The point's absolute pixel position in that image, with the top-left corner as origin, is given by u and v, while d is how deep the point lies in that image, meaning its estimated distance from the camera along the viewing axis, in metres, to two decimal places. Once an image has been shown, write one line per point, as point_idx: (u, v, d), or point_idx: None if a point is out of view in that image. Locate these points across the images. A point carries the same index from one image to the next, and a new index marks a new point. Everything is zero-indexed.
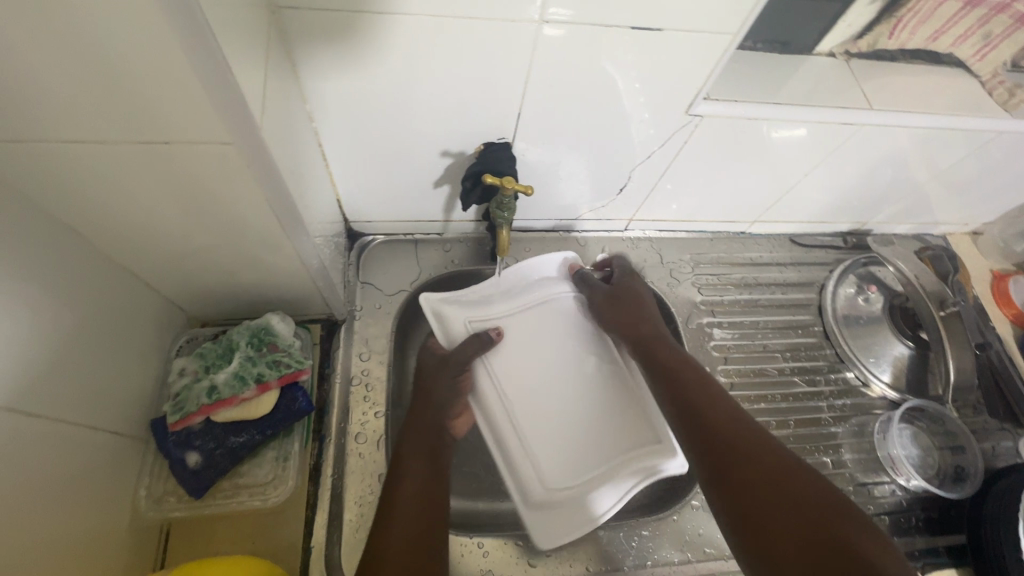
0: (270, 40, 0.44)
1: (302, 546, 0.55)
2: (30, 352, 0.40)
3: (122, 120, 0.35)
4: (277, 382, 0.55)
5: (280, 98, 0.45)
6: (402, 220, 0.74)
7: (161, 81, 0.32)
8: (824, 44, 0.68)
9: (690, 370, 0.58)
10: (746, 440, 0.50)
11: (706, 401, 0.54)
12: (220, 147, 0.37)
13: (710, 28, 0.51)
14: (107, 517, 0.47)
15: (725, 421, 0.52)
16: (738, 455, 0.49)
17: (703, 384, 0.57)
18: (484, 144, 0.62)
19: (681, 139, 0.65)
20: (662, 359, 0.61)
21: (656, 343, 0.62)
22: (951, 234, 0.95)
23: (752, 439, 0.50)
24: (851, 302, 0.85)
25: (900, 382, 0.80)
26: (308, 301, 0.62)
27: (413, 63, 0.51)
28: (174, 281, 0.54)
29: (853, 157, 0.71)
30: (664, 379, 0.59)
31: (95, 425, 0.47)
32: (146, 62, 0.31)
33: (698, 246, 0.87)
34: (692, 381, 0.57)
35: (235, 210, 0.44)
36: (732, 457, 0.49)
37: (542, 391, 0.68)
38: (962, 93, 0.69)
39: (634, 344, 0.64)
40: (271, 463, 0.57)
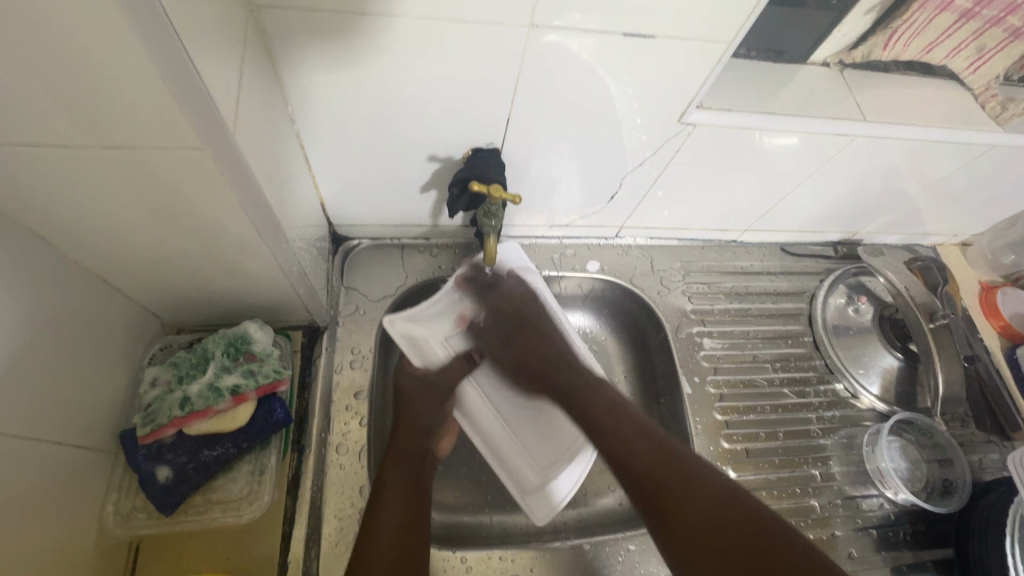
0: (248, 39, 0.42)
1: (277, 561, 0.54)
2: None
3: (83, 123, 0.33)
4: (254, 393, 0.53)
5: (258, 101, 0.43)
6: (388, 225, 0.72)
7: (125, 83, 0.31)
8: (819, 53, 0.67)
9: (619, 421, 0.58)
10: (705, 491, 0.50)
11: (654, 458, 0.54)
12: (191, 152, 0.36)
13: (703, 37, 0.50)
14: (72, 534, 0.45)
15: (668, 483, 0.52)
16: (697, 517, 0.49)
17: (642, 433, 0.56)
18: (473, 149, 0.61)
19: (672, 148, 0.64)
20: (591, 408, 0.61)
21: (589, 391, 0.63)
22: (940, 244, 0.95)
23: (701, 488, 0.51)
24: (841, 313, 0.85)
25: (889, 393, 0.80)
26: (289, 308, 0.61)
27: (397, 65, 0.50)
28: (147, 288, 0.52)
29: (845, 168, 0.70)
30: (608, 449, 0.57)
31: (60, 439, 0.45)
32: (108, 62, 0.29)
33: (689, 254, 0.86)
34: (631, 442, 0.56)
35: (208, 215, 0.42)
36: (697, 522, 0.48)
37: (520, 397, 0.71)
38: (954, 105, 0.68)
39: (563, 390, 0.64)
40: (247, 477, 0.55)
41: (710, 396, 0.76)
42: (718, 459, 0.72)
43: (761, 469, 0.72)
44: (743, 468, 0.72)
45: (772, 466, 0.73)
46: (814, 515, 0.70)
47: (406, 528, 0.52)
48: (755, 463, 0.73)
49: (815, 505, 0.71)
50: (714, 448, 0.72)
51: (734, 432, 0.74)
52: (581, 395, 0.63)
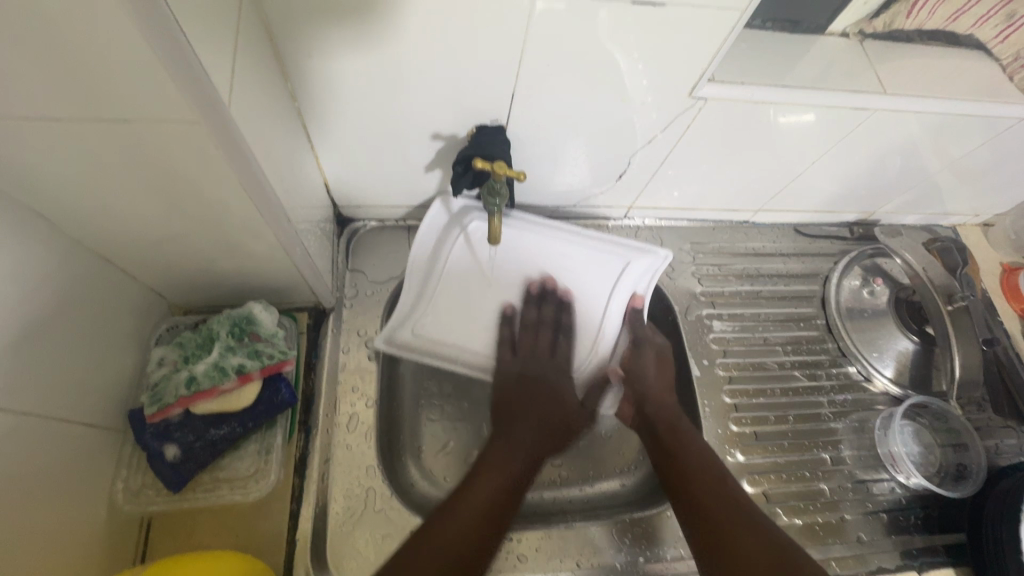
0: (245, 12, 0.41)
1: (286, 539, 0.55)
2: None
3: (73, 93, 0.32)
4: (259, 373, 0.53)
5: (255, 77, 0.42)
6: (393, 205, 0.72)
7: (113, 52, 0.30)
8: (837, 23, 0.64)
9: (695, 462, 0.62)
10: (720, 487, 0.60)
11: (715, 500, 0.59)
12: (187, 127, 0.35)
13: (716, 6, 0.47)
14: (82, 511, 0.46)
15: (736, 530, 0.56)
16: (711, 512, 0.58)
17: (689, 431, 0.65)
18: (477, 127, 0.59)
19: (684, 124, 0.62)
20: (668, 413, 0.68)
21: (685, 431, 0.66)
22: (961, 225, 0.92)
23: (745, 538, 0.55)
24: (855, 295, 0.83)
25: (903, 377, 0.78)
26: (294, 288, 0.60)
27: (399, 41, 0.48)
28: (149, 267, 0.52)
29: (864, 143, 0.68)
30: (673, 485, 0.62)
31: (68, 417, 0.45)
32: (96, 30, 0.28)
33: (699, 236, 0.84)
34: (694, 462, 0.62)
35: (210, 195, 0.42)
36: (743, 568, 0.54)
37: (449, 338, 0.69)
38: (982, 77, 0.65)
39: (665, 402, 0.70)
40: (253, 456, 0.56)
41: (719, 379, 0.75)
42: (727, 442, 0.71)
43: (769, 451, 0.71)
44: (751, 451, 0.71)
45: (781, 450, 0.72)
46: (823, 499, 0.69)
47: (484, 520, 0.58)
48: (764, 446, 0.72)
49: (824, 489, 0.70)
50: (723, 431, 0.72)
51: (742, 415, 0.73)
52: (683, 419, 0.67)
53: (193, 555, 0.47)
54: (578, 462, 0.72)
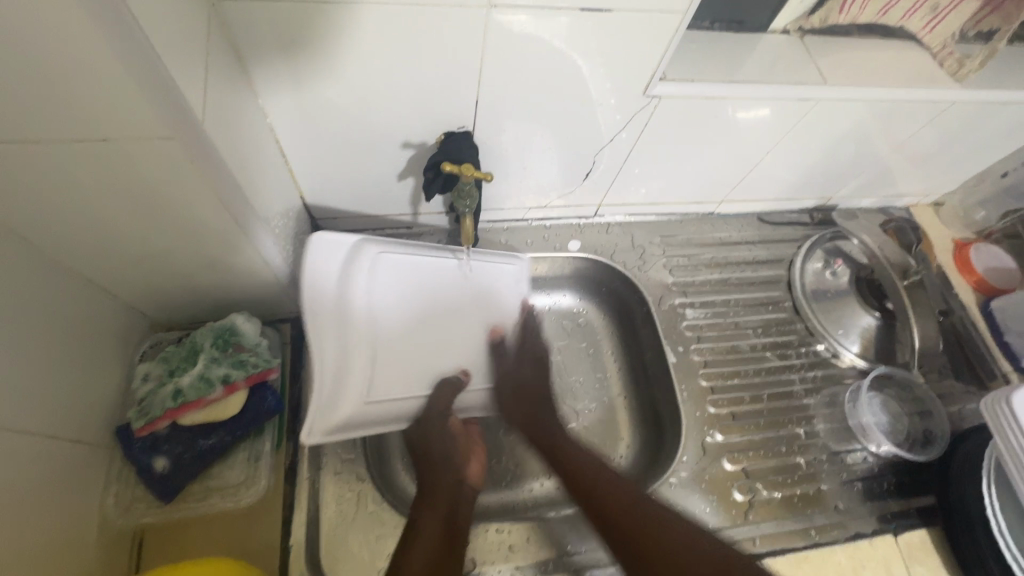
0: (212, 33, 0.43)
1: (280, 544, 0.56)
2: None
3: (51, 115, 0.34)
4: (245, 382, 0.53)
5: (225, 96, 0.44)
6: (370, 215, 0.74)
7: (85, 70, 0.31)
8: (778, 22, 0.68)
9: (591, 471, 0.62)
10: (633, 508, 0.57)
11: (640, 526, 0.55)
12: (162, 143, 0.37)
13: (657, 9, 0.50)
14: (73, 528, 0.46)
15: (652, 524, 0.55)
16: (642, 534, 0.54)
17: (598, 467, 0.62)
18: (445, 134, 0.62)
19: (641, 122, 0.65)
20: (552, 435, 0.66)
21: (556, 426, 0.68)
22: (915, 205, 0.97)
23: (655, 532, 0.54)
24: (818, 277, 0.87)
25: (869, 352, 0.82)
26: (274, 298, 0.62)
27: (360, 55, 0.50)
28: (129, 284, 0.53)
29: (812, 132, 0.72)
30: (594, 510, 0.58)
31: (56, 434, 0.46)
32: (70, 51, 0.30)
33: (668, 229, 0.88)
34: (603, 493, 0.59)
35: (187, 208, 0.44)
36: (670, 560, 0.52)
37: (394, 375, 0.64)
38: (915, 66, 0.69)
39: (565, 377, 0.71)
40: (243, 464, 0.56)
41: (694, 364, 0.78)
42: (706, 424, 0.74)
43: (746, 431, 0.74)
44: (730, 431, 0.74)
45: (757, 428, 0.75)
46: (801, 472, 0.72)
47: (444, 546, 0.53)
48: (741, 425, 0.74)
49: (801, 463, 0.73)
50: (701, 414, 0.74)
51: (719, 397, 0.76)
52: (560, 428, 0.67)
53: (188, 565, 0.48)
54: None
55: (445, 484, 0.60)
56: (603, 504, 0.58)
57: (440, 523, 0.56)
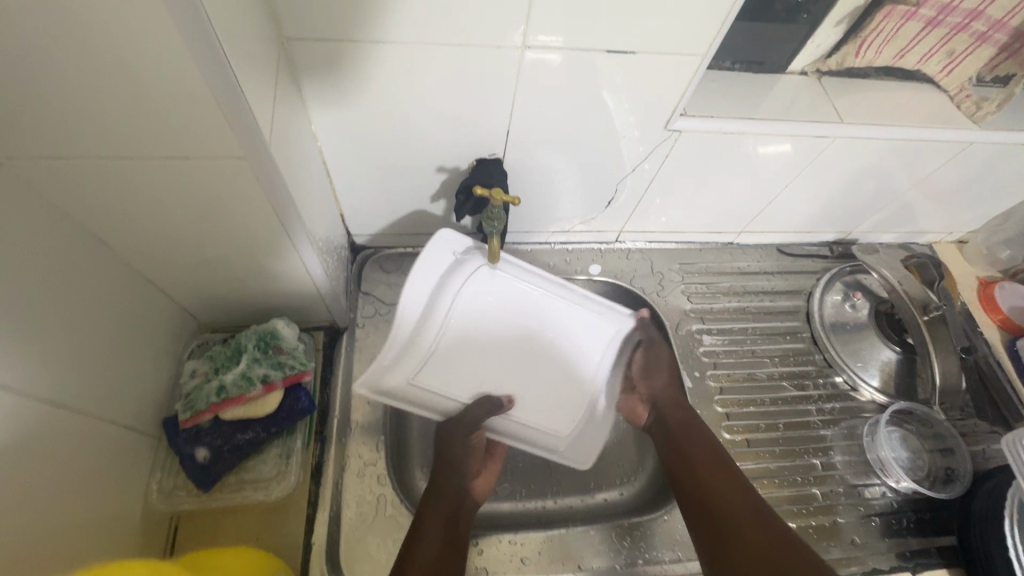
0: (279, 67, 0.48)
1: (304, 541, 0.59)
2: (45, 354, 0.42)
3: (144, 134, 0.39)
4: (282, 382, 0.57)
5: (285, 122, 0.49)
6: (403, 234, 0.79)
7: (183, 97, 0.37)
8: (796, 63, 0.71)
9: (702, 438, 0.68)
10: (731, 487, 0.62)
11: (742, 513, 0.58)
12: (235, 160, 0.42)
13: (677, 52, 0.54)
14: (119, 509, 0.50)
15: (753, 505, 0.59)
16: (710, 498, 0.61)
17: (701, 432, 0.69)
18: (477, 160, 0.66)
19: (662, 153, 0.68)
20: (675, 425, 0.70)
21: (685, 414, 0.71)
22: (937, 243, 0.98)
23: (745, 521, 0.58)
24: (837, 310, 0.87)
25: (889, 386, 0.82)
26: (311, 306, 0.66)
27: (405, 88, 0.55)
28: (186, 287, 0.58)
29: (830, 167, 0.74)
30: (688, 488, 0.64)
31: (112, 419, 0.50)
32: (173, 81, 0.35)
33: (687, 257, 0.90)
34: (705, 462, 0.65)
35: (246, 219, 0.48)
36: (728, 522, 0.58)
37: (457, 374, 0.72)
38: (932, 108, 0.72)
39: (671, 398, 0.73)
40: (276, 460, 0.60)
41: (711, 389, 0.79)
42: None
43: (761, 458, 0.74)
44: (744, 458, 0.74)
45: (772, 456, 0.75)
46: (816, 503, 0.72)
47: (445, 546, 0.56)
48: (756, 453, 0.75)
49: (817, 494, 0.72)
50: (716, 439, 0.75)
51: (734, 423, 0.77)
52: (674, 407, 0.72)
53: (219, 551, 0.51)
54: (579, 473, 0.76)
55: (454, 490, 0.62)
56: (694, 473, 0.64)
57: (442, 535, 0.57)
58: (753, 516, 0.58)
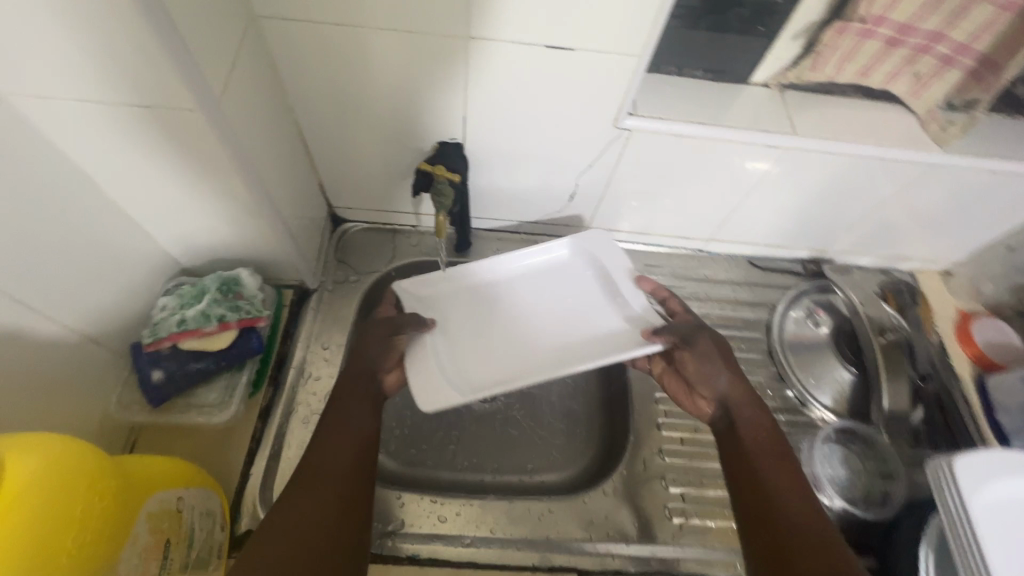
0: (248, 40, 0.55)
1: (240, 471, 0.65)
2: (25, 269, 0.50)
3: (112, 86, 0.46)
4: (236, 322, 0.64)
5: (249, 87, 0.56)
6: (380, 211, 0.85)
7: (136, 49, 0.43)
8: (759, 75, 0.73)
9: (767, 444, 0.59)
10: (799, 511, 0.52)
11: (806, 538, 0.50)
12: (188, 112, 0.48)
13: (617, 50, 0.58)
14: (79, 414, 0.58)
15: (824, 532, 0.50)
16: (780, 522, 0.52)
17: (770, 436, 0.60)
18: (439, 142, 0.71)
19: (616, 150, 0.71)
20: (733, 433, 0.61)
21: (743, 417, 0.62)
22: (921, 271, 0.95)
23: (808, 509, 0.53)
24: (799, 325, 0.87)
25: (840, 406, 0.81)
26: (279, 262, 0.73)
27: (367, 69, 0.61)
28: (166, 232, 0.65)
29: (790, 179, 0.75)
30: (746, 503, 0.55)
31: (83, 335, 0.58)
32: (123, 35, 0.42)
33: (654, 260, 0.92)
34: (771, 477, 0.56)
35: (210, 169, 0.55)
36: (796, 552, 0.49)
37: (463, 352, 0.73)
38: (896, 127, 0.72)
39: (729, 395, 0.64)
40: (221, 390, 0.65)
41: (654, 387, 0.81)
42: (654, 444, 0.76)
43: (694, 458, 0.76)
44: (676, 456, 0.76)
45: (706, 457, 0.76)
46: None
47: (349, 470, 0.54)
48: (689, 452, 0.76)
49: None
50: (651, 434, 0.77)
51: (673, 422, 0.78)
52: (745, 413, 0.62)
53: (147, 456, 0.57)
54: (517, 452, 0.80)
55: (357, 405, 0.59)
56: (760, 490, 0.55)
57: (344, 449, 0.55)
58: (831, 548, 0.49)
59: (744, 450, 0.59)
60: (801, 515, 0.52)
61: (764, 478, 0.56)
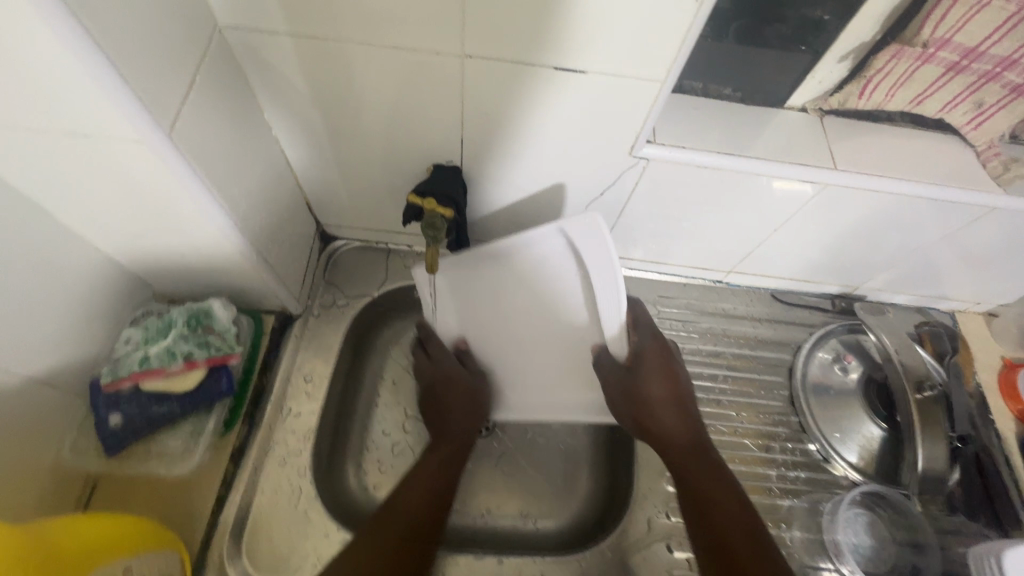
0: (214, 55, 0.49)
1: (209, 520, 0.59)
2: None
3: (46, 117, 0.39)
4: (205, 361, 0.58)
5: (217, 108, 0.50)
6: (372, 230, 0.79)
7: (65, 79, 0.36)
8: (796, 98, 0.65)
9: (713, 482, 0.60)
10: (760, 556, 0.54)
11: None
12: (134, 146, 0.42)
13: (636, 75, 0.51)
14: (29, 464, 0.53)
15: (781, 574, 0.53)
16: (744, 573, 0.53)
17: (715, 473, 0.61)
18: (434, 165, 0.64)
19: (631, 179, 0.64)
20: (684, 476, 0.61)
21: (687, 455, 0.62)
22: (962, 310, 0.87)
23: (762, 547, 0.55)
24: (825, 370, 0.80)
25: (867, 463, 0.74)
26: (258, 290, 0.67)
27: (354, 87, 0.55)
28: (131, 260, 0.60)
29: (825, 215, 0.67)
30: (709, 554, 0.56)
31: (33, 379, 0.52)
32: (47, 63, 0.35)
33: (668, 290, 0.85)
34: (725, 519, 0.57)
35: (171, 202, 0.49)
36: None
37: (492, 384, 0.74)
38: (950, 161, 0.64)
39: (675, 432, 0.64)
40: (186, 437, 0.61)
41: None
42: (660, 500, 0.70)
43: None
44: None
45: None
46: None
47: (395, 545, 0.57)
48: None
49: None
50: (657, 488, 0.71)
51: None
52: (689, 450, 0.63)
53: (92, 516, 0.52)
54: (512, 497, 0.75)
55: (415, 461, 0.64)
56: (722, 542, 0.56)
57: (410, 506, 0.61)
58: None
59: (698, 495, 0.60)
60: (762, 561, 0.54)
61: (721, 524, 0.57)
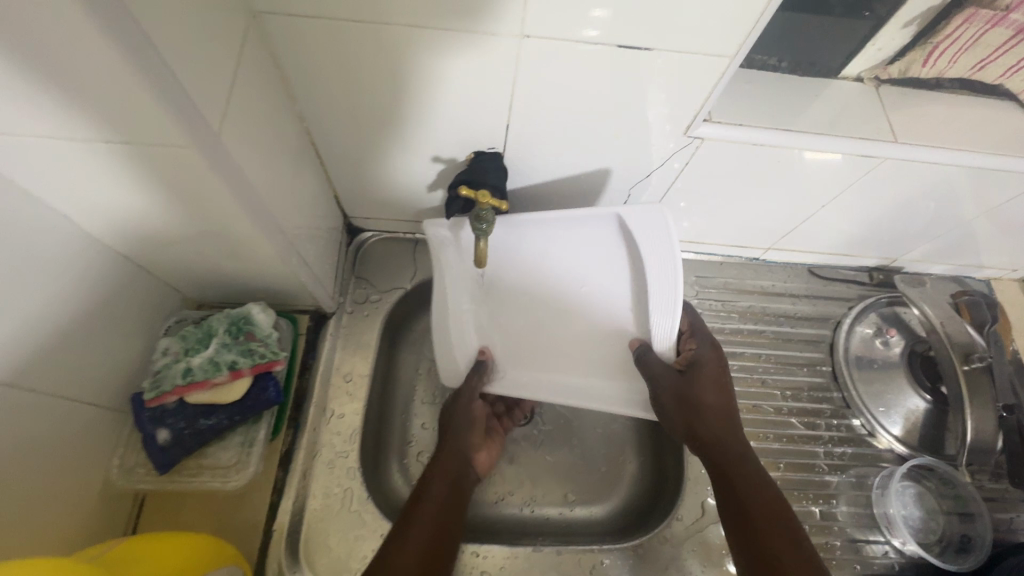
0: (249, 44, 0.45)
1: (263, 529, 0.58)
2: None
3: (82, 119, 0.36)
4: (250, 370, 0.56)
5: (254, 101, 0.46)
6: (401, 220, 0.76)
7: (108, 79, 0.32)
8: (851, 68, 0.63)
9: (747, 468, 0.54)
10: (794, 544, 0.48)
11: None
12: (179, 150, 0.38)
13: (703, 51, 0.47)
14: (77, 484, 0.51)
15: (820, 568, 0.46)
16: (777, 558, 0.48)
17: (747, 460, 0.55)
18: (474, 153, 0.61)
19: (681, 159, 0.62)
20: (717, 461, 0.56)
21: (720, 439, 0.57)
22: (996, 279, 0.87)
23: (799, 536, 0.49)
24: (866, 344, 0.80)
25: (911, 436, 0.74)
26: (293, 291, 0.64)
27: (395, 72, 0.51)
28: (162, 265, 0.56)
29: (877, 190, 0.65)
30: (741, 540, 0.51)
31: (75, 397, 0.50)
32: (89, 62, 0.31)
33: (705, 270, 0.83)
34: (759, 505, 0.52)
35: (210, 206, 0.45)
36: None
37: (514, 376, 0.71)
38: (1010, 130, 0.62)
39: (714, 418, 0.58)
40: (237, 448, 0.58)
41: None
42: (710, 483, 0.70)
43: None
44: None
45: None
46: None
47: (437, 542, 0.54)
48: None
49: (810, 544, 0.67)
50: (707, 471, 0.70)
51: None
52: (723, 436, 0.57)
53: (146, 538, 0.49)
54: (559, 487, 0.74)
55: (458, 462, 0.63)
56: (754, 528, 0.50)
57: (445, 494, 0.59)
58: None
59: (729, 480, 0.54)
60: (795, 549, 0.48)
61: (754, 510, 0.51)
